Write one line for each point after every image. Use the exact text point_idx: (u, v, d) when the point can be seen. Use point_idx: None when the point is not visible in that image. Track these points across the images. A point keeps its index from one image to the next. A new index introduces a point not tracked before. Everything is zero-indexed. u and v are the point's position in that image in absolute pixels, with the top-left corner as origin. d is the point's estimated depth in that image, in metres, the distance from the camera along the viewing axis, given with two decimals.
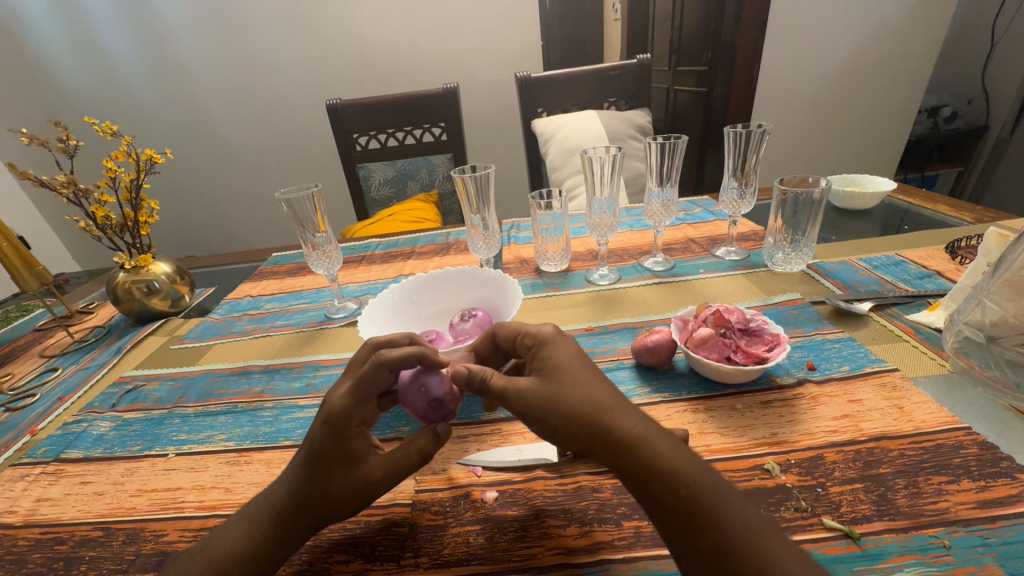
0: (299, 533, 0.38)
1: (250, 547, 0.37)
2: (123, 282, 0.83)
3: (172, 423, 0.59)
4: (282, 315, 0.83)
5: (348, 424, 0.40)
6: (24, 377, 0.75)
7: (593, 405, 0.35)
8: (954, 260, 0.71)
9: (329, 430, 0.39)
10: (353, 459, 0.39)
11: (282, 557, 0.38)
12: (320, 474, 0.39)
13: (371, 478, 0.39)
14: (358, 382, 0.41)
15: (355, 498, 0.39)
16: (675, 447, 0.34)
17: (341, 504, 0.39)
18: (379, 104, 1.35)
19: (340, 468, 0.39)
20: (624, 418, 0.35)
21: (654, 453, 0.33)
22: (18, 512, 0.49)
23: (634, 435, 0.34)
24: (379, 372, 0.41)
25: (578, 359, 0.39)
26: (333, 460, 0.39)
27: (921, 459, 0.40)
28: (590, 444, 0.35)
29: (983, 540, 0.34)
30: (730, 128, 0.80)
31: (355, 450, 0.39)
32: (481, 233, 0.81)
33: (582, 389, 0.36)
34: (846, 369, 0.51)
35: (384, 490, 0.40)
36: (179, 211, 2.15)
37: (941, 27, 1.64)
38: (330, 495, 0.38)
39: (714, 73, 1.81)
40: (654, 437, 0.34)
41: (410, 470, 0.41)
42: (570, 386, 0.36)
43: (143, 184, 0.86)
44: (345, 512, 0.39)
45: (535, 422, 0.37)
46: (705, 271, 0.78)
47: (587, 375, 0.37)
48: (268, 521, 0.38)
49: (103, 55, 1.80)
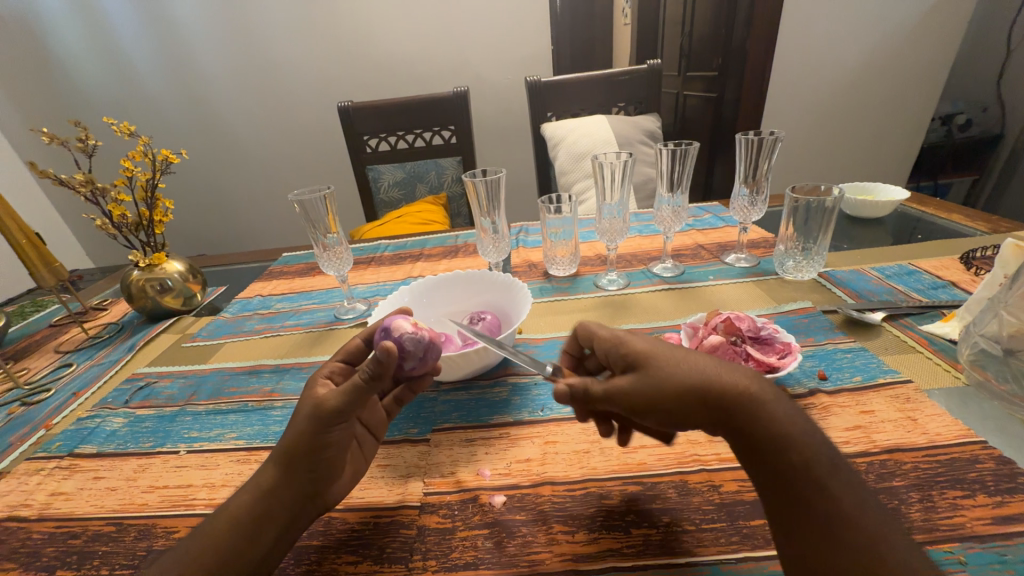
0: (285, 496, 0.40)
1: (242, 523, 0.38)
2: (138, 280, 0.84)
3: (183, 420, 0.60)
4: (292, 315, 0.84)
5: (314, 373, 0.47)
6: (39, 372, 0.76)
7: (681, 375, 0.37)
8: (969, 270, 0.70)
9: (302, 383, 0.46)
10: (312, 396, 0.44)
11: (250, 517, 0.39)
12: (292, 421, 0.43)
13: (319, 397, 0.42)
14: (335, 351, 0.50)
15: (310, 424, 0.41)
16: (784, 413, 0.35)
17: (300, 432, 0.41)
18: (390, 107, 1.36)
19: (301, 402, 0.43)
20: (731, 378, 0.36)
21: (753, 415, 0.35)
22: (33, 505, 0.50)
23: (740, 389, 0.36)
24: (354, 343, 0.51)
25: (665, 344, 0.41)
26: (299, 401, 0.44)
27: (935, 472, 0.39)
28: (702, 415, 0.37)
29: (1000, 557, 0.33)
30: (742, 135, 0.79)
31: (315, 388, 0.45)
32: (490, 237, 0.81)
33: (677, 362, 0.38)
34: (858, 379, 0.51)
35: (335, 412, 0.41)
36: (192, 211, 2.17)
37: (955, 35, 1.62)
38: (292, 433, 0.41)
39: (723, 79, 1.80)
40: (766, 396, 0.36)
41: (360, 387, 0.41)
42: (663, 373, 0.38)
43: (159, 184, 0.87)
44: (310, 446, 0.41)
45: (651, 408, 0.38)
46: (715, 277, 0.78)
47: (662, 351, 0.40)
48: (257, 493, 0.40)
49: (121, 56, 1.83)
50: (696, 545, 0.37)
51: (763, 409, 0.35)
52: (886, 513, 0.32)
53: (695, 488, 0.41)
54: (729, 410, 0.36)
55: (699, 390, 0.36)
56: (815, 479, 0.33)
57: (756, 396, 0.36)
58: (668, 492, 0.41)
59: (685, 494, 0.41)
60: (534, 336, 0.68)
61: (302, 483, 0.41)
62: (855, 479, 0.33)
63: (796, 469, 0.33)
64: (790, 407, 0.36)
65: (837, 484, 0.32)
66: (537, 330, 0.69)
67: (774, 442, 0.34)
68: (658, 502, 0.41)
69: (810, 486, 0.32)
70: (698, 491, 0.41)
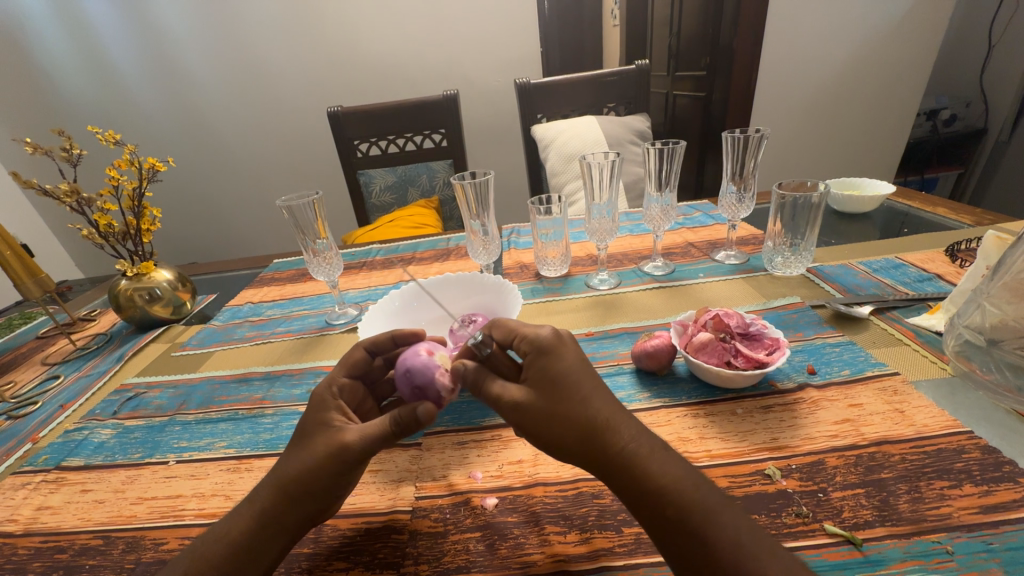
0: (292, 523, 0.39)
1: (247, 544, 0.38)
2: (126, 289, 0.83)
3: (173, 430, 0.59)
4: (283, 321, 0.84)
5: (322, 394, 0.45)
6: (26, 385, 0.75)
7: (579, 410, 0.36)
8: (954, 263, 0.71)
9: (311, 405, 0.44)
10: (328, 425, 0.42)
11: (255, 544, 0.38)
12: (299, 449, 0.41)
13: (342, 437, 0.40)
14: (340, 364, 0.49)
15: (330, 463, 0.40)
16: (675, 463, 0.35)
17: (315, 466, 0.40)
18: (379, 111, 1.36)
19: (316, 431, 0.42)
20: (624, 429, 0.36)
21: (644, 468, 0.34)
22: (19, 520, 0.49)
23: (620, 441, 0.35)
24: (359, 354, 0.50)
25: (577, 372, 0.38)
26: (312, 427, 0.42)
27: (922, 464, 0.40)
28: (589, 453, 0.36)
29: (987, 546, 0.33)
30: (728, 133, 0.80)
31: (329, 415, 0.43)
32: (480, 239, 0.82)
33: (578, 398, 0.37)
34: (847, 372, 0.51)
35: (360, 456, 0.40)
36: (182, 219, 2.16)
37: (938, 31, 1.65)
38: (304, 466, 0.40)
39: (712, 78, 1.83)
40: (650, 448, 0.35)
41: (387, 435, 0.40)
42: (565, 404, 0.37)
43: (146, 193, 0.86)
44: (325, 482, 0.40)
45: (545, 432, 0.37)
46: (705, 275, 0.78)
47: (578, 379, 0.38)
48: (261, 516, 0.39)
49: (107, 65, 1.82)
50: None
51: (641, 462, 0.34)
52: (781, 559, 0.31)
53: None
54: (616, 458, 0.35)
55: (587, 428, 0.36)
56: (693, 532, 0.32)
57: (637, 446, 0.35)
58: None
59: None
60: None
61: (310, 510, 0.40)
62: (738, 521, 0.32)
63: (679, 524, 0.32)
64: (670, 458, 0.35)
65: (717, 534, 0.32)
66: None
67: (653, 495, 0.33)
68: None
69: (691, 536, 0.32)
70: None
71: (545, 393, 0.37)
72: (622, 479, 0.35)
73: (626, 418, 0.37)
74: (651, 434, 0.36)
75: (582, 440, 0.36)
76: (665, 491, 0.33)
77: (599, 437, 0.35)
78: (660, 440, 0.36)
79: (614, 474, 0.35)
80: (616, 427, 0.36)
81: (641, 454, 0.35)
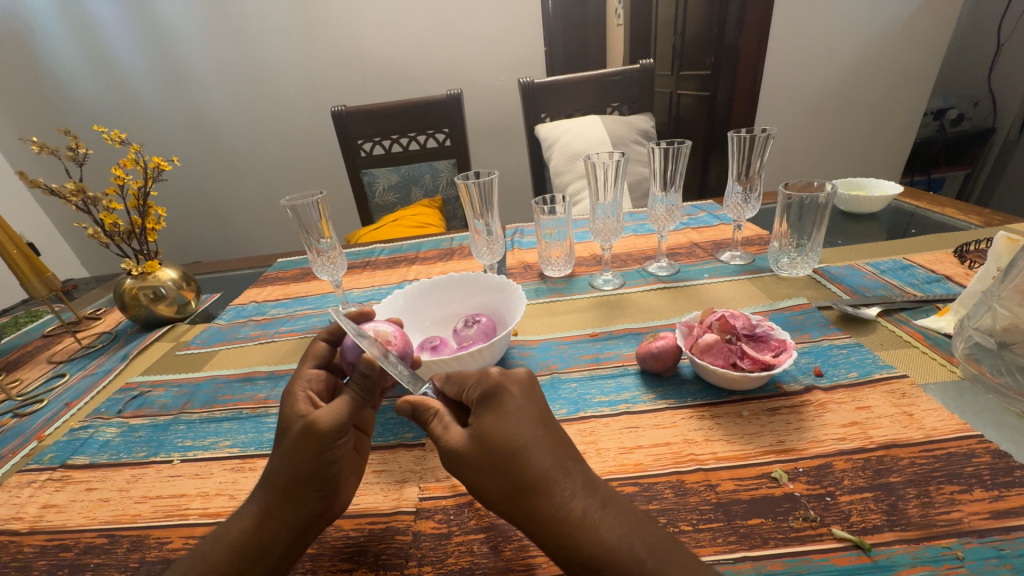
0: (289, 517, 0.39)
1: (247, 542, 0.38)
2: (131, 288, 0.84)
3: (177, 428, 0.60)
4: (286, 321, 0.84)
5: (293, 387, 0.46)
6: (32, 383, 0.75)
7: (515, 463, 0.34)
8: (963, 264, 0.70)
9: (282, 400, 0.45)
10: (301, 415, 0.42)
11: (260, 543, 0.38)
12: (279, 443, 0.41)
13: (311, 416, 0.41)
14: (303, 360, 0.50)
15: (309, 447, 0.39)
16: (618, 526, 0.32)
17: (297, 455, 0.39)
18: (383, 111, 1.36)
19: (291, 423, 0.42)
20: (561, 487, 0.33)
21: (575, 531, 0.32)
22: (25, 518, 0.49)
23: (556, 500, 0.33)
24: (320, 346, 0.52)
25: (516, 422, 0.36)
26: (285, 420, 0.43)
27: (932, 468, 0.39)
28: (524, 506, 0.33)
29: (998, 552, 0.33)
30: (734, 133, 0.79)
31: (301, 406, 0.43)
32: (484, 239, 0.81)
33: (514, 451, 0.35)
34: (854, 375, 0.51)
35: (337, 431, 0.40)
36: (187, 217, 2.17)
37: (945, 31, 1.64)
38: (286, 457, 0.40)
39: (716, 77, 1.82)
40: (589, 509, 0.32)
41: (357, 402, 0.42)
42: (499, 456, 0.35)
43: (151, 192, 0.86)
44: (310, 465, 0.39)
45: (481, 481, 0.36)
46: (710, 275, 0.78)
47: (516, 429, 0.35)
48: (257, 514, 0.39)
49: (113, 65, 1.83)
50: (694, 546, 0.36)
51: (576, 525, 0.32)
52: None
53: (691, 488, 0.41)
54: (549, 517, 0.32)
55: (522, 482, 0.34)
56: None
57: (573, 506, 0.32)
58: (665, 492, 0.41)
59: (682, 494, 0.40)
60: (530, 338, 0.67)
61: (308, 500, 0.40)
62: None
63: None
64: (611, 520, 0.32)
65: None
66: (533, 332, 0.69)
67: (581, 561, 0.31)
68: (655, 502, 0.40)
69: None
70: (695, 490, 0.40)
71: (480, 442, 0.36)
72: (550, 541, 0.32)
73: (567, 473, 0.34)
74: (596, 493, 0.33)
75: (515, 495, 0.34)
76: (596, 557, 0.31)
77: (533, 495, 0.33)
78: (597, 497, 0.33)
79: (545, 537, 0.33)
80: (553, 483, 0.33)
81: (577, 517, 0.32)
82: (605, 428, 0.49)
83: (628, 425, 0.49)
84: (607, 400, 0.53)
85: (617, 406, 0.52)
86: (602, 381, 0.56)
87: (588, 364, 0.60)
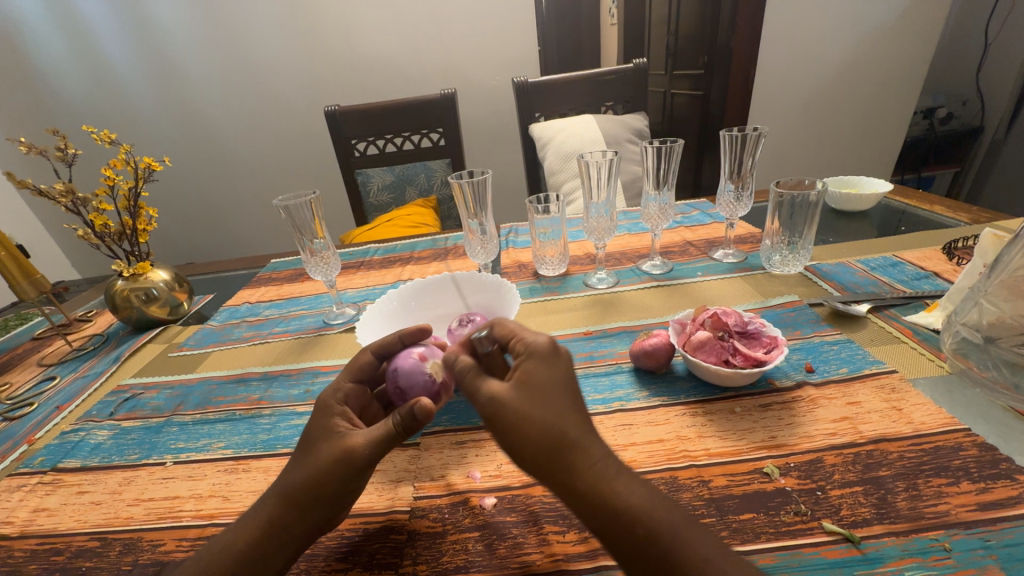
0: (296, 534, 0.39)
1: (249, 554, 0.38)
2: (122, 290, 0.83)
3: (170, 431, 0.59)
4: (280, 321, 0.83)
5: (330, 399, 0.45)
6: (22, 386, 0.75)
7: (554, 420, 0.36)
8: (951, 261, 0.71)
9: (317, 411, 0.44)
10: (336, 434, 0.42)
11: (260, 555, 0.38)
12: (307, 457, 0.42)
13: (349, 442, 0.41)
14: (345, 369, 0.48)
15: (338, 471, 0.40)
16: (644, 487, 0.34)
17: (324, 475, 0.40)
18: (376, 110, 1.35)
19: (323, 441, 0.42)
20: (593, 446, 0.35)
21: (609, 486, 0.33)
22: (15, 522, 0.49)
23: (591, 457, 0.35)
24: (365, 358, 0.49)
25: (554, 382, 0.38)
26: (318, 434, 0.43)
27: (920, 461, 0.40)
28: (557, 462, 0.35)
29: (984, 543, 0.33)
30: (726, 131, 0.79)
31: (336, 424, 0.43)
32: (478, 238, 0.81)
33: (553, 410, 0.36)
34: (844, 370, 0.51)
35: (367, 462, 0.41)
36: (179, 218, 2.15)
37: (934, 30, 1.65)
38: (312, 475, 0.40)
39: (709, 76, 1.82)
40: (617, 470, 0.35)
41: (393, 438, 0.41)
42: (536, 413, 0.36)
43: (142, 193, 0.85)
44: (334, 489, 0.40)
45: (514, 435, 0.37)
46: (703, 273, 0.78)
47: (553, 390, 0.37)
48: (262, 526, 0.39)
49: (104, 65, 1.81)
50: None
51: (609, 483, 0.34)
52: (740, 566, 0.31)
53: (685, 484, 0.41)
54: (582, 472, 0.34)
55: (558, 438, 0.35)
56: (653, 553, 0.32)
57: (604, 465, 0.35)
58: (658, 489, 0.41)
59: (675, 490, 0.41)
60: None
61: (317, 521, 0.40)
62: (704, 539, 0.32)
63: (641, 547, 0.32)
64: (638, 481, 0.34)
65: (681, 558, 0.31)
66: None
67: (615, 516, 0.33)
68: None
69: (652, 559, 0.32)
70: (689, 486, 0.41)
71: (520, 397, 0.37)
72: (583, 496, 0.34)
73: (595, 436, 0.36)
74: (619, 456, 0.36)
75: (550, 451, 0.35)
76: (628, 511, 0.33)
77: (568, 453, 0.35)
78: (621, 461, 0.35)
79: (567, 486, 0.34)
80: (587, 442, 0.35)
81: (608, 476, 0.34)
82: (600, 426, 0.49)
83: (622, 423, 0.49)
84: (601, 398, 0.53)
85: (611, 404, 0.52)
86: (595, 379, 0.57)
87: (582, 362, 0.60)
